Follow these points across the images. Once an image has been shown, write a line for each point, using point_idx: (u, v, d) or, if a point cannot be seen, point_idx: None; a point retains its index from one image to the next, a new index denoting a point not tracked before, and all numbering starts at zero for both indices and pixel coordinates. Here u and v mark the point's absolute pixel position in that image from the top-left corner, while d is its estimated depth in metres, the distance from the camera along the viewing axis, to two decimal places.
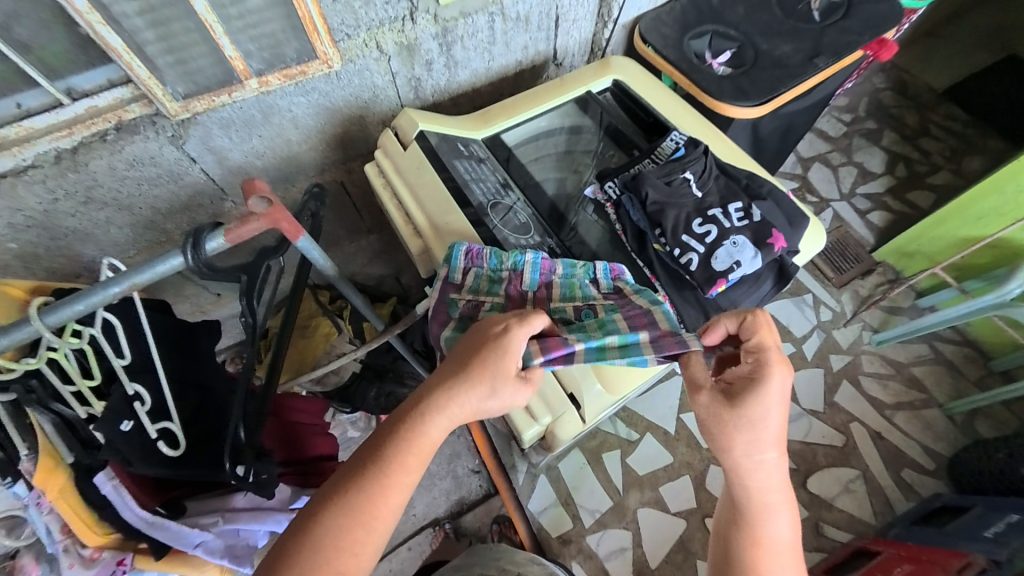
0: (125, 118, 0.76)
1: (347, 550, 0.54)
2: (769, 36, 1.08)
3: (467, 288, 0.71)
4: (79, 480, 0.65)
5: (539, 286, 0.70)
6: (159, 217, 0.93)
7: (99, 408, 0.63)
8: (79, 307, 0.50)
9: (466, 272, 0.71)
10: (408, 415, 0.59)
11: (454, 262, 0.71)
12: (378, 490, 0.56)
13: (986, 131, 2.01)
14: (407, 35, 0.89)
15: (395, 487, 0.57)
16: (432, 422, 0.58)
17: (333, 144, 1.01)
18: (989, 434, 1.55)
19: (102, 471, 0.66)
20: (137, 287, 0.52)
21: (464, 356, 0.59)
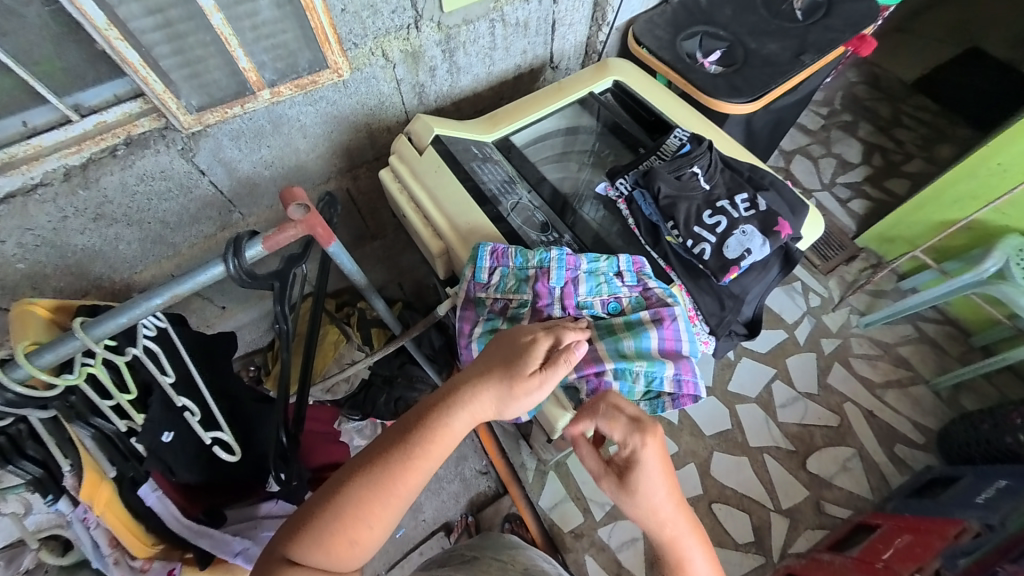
0: (135, 132, 0.76)
1: (362, 520, 0.56)
2: (757, 35, 1.13)
3: (495, 287, 0.74)
4: (125, 492, 0.67)
5: (565, 281, 0.72)
6: (168, 231, 0.92)
7: (140, 421, 0.62)
8: (122, 320, 0.52)
9: (492, 272, 0.74)
10: (438, 401, 0.62)
11: (480, 263, 0.74)
12: (400, 467, 0.58)
13: (954, 119, 2.12)
14: (413, 43, 0.91)
15: (417, 469, 0.59)
16: (460, 412, 0.60)
17: (339, 152, 1.02)
18: (973, 407, 1.63)
19: (148, 483, 0.68)
20: (178, 296, 0.53)
21: (497, 352, 0.63)
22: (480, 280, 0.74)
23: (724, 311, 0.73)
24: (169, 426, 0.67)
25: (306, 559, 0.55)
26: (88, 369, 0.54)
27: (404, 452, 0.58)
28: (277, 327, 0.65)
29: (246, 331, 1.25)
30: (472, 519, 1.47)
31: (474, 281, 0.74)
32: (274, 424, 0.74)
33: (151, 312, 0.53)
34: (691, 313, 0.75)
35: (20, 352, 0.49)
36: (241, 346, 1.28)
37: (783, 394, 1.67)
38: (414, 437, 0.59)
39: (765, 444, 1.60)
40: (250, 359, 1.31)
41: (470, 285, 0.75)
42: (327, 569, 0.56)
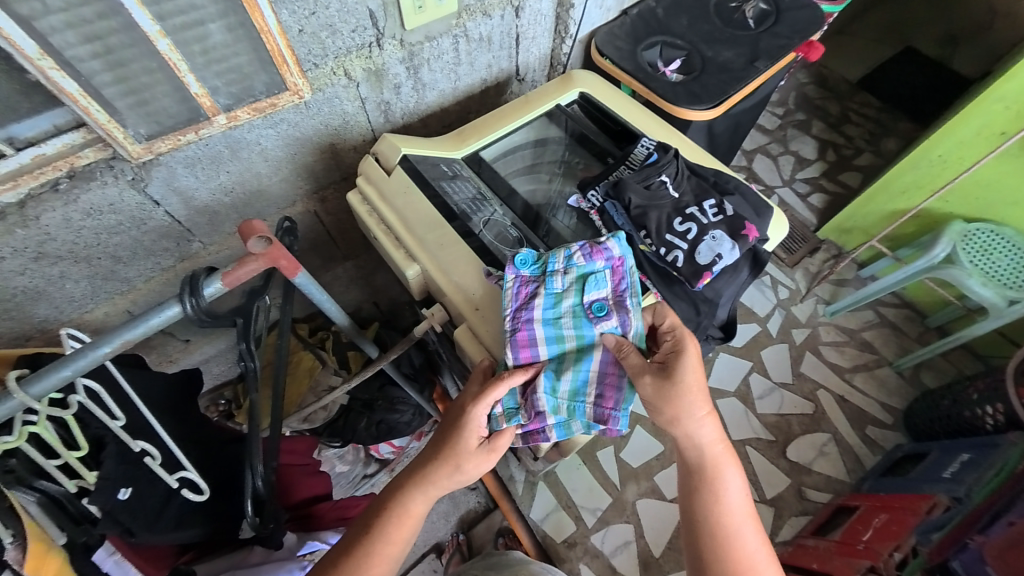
0: (77, 164, 0.70)
1: None
2: (712, 43, 1.17)
3: (573, 299, 0.69)
4: (76, 560, 0.61)
5: (519, 302, 0.70)
6: (120, 265, 0.87)
7: (93, 481, 0.58)
8: (65, 373, 0.44)
9: (568, 274, 0.70)
10: (402, 477, 0.69)
11: (552, 274, 0.70)
12: (372, 552, 0.64)
13: (896, 113, 2.26)
14: (375, 61, 0.90)
15: (383, 554, 0.65)
16: (416, 493, 0.67)
17: (303, 173, 0.98)
18: (934, 384, 1.73)
19: (102, 547, 0.64)
20: (129, 343, 0.46)
21: (438, 447, 0.69)
22: (598, 305, 0.69)
23: (699, 316, 0.74)
24: (126, 481, 0.62)
25: None
26: (28, 430, 0.48)
27: (373, 536, 0.65)
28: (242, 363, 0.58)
29: (212, 365, 1.18)
30: (463, 537, 1.45)
31: (623, 284, 0.70)
32: (247, 467, 0.64)
33: (98, 363, 0.45)
34: None
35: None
36: (209, 380, 1.22)
37: (760, 386, 1.73)
38: (380, 519, 0.66)
39: (747, 436, 1.65)
40: (218, 394, 1.24)
41: (624, 287, 0.69)
42: None
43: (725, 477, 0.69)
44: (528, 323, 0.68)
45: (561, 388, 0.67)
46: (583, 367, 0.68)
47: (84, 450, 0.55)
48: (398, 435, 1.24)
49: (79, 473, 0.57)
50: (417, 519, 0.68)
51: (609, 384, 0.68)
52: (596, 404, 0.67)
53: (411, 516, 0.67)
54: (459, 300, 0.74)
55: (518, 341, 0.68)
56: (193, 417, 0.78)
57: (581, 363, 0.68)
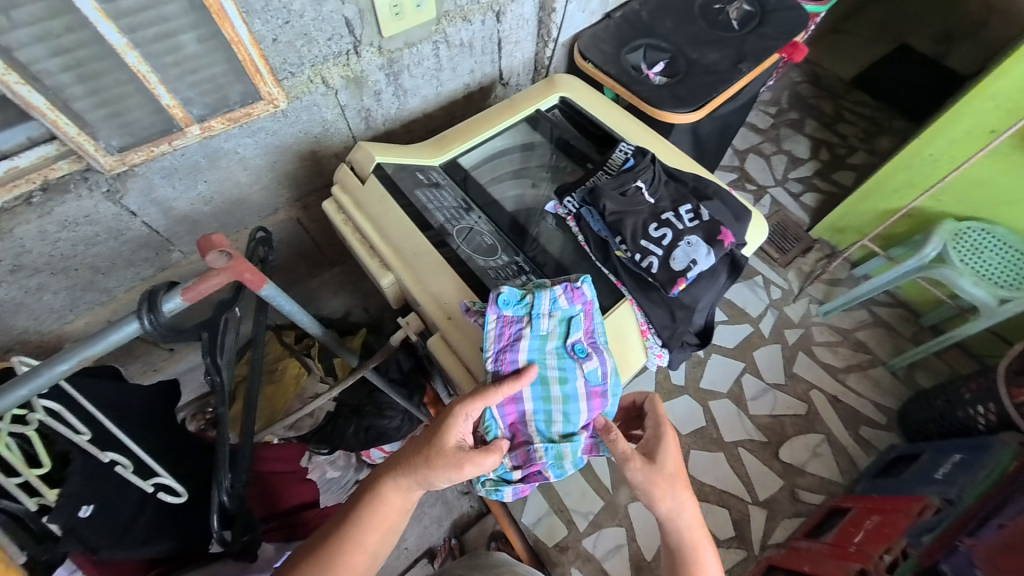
0: (52, 177, 0.70)
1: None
2: (697, 45, 1.17)
3: (556, 340, 0.70)
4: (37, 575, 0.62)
5: (503, 343, 0.68)
6: (100, 276, 0.87)
7: (54, 498, 0.61)
8: (21, 393, 0.43)
9: (551, 316, 0.70)
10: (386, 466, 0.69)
11: (537, 315, 0.69)
12: (349, 541, 0.65)
13: (890, 111, 2.25)
14: (354, 68, 0.90)
15: (361, 544, 0.65)
16: (394, 486, 0.67)
17: (284, 181, 0.98)
18: (928, 384, 1.72)
19: (63, 565, 0.65)
20: (89, 360, 0.45)
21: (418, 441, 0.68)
22: (580, 346, 0.70)
23: (676, 322, 0.74)
24: (87, 498, 0.64)
25: None
26: None
27: (350, 525, 0.66)
28: (209, 382, 0.58)
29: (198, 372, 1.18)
30: (456, 541, 1.44)
31: (597, 326, 0.71)
32: (214, 482, 0.62)
33: (54, 382, 0.44)
34: (643, 328, 0.76)
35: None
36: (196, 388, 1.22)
37: (753, 387, 1.72)
38: (360, 509, 0.67)
39: (740, 438, 1.64)
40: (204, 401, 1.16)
41: (595, 329, 0.71)
42: None
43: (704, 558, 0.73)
44: (513, 362, 0.68)
45: (554, 431, 0.69)
46: (573, 411, 0.69)
47: (46, 467, 0.57)
48: (389, 441, 1.22)
49: (39, 491, 0.59)
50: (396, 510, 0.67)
51: (597, 427, 0.70)
52: (591, 447, 0.70)
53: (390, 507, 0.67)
54: (433, 309, 0.74)
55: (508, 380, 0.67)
56: (170, 427, 0.78)
57: (569, 407, 0.69)
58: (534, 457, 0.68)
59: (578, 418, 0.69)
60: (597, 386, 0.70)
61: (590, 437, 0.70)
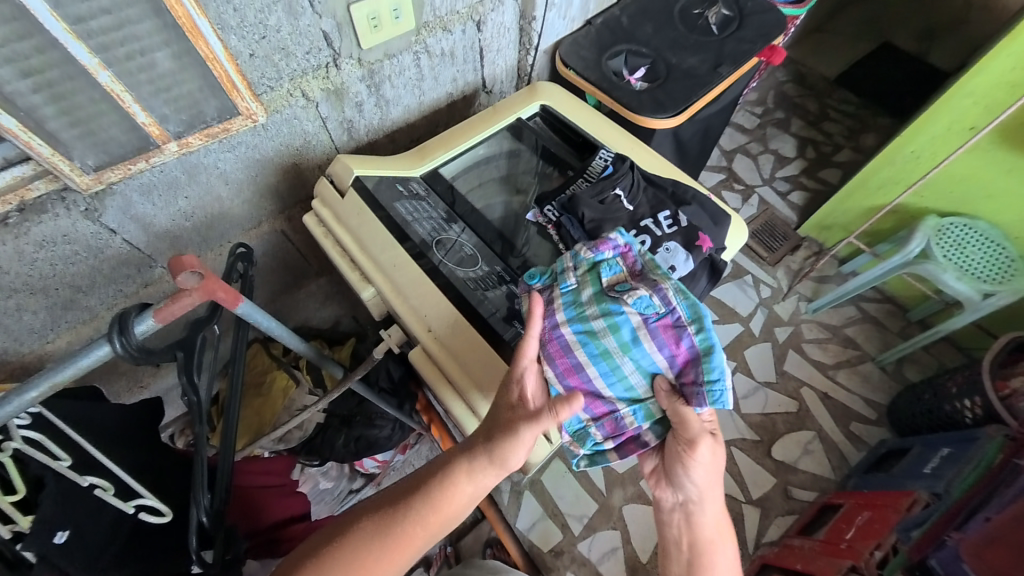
0: (28, 197, 0.70)
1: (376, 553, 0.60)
2: (677, 50, 1.18)
3: (591, 289, 0.65)
4: None
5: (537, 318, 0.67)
6: (80, 294, 0.86)
7: (26, 524, 0.60)
8: None
9: (578, 269, 0.67)
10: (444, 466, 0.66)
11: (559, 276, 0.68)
12: (409, 517, 0.63)
13: (874, 109, 2.28)
14: (333, 80, 0.90)
15: (424, 522, 0.63)
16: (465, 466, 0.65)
17: (266, 194, 0.98)
18: (917, 378, 1.74)
19: None
20: (59, 386, 0.45)
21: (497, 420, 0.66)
22: (620, 284, 0.64)
23: None
24: (63, 524, 0.63)
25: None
26: None
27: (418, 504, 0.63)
28: (185, 401, 0.57)
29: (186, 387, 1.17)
30: (451, 549, 1.43)
31: (638, 260, 0.66)
32: (193, 503, 0.62)
33: (23, 409, 0.44)
34: None
35: None
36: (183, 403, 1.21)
37: (744, 386, 1.73)
38: (426, 489, 0.65)
39: (732, 437, 1.65)
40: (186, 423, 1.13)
41: (639, 263, 0.66)
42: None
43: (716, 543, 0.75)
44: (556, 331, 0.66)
45: (636, 389, 0.63)
46: (642, 357, 0.61)
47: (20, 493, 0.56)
48: (379, 450, 1.23)
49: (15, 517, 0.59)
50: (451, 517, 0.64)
51: (683, 365, 0.60)
52: (683, 390, 0.61)
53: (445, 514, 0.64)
54: (413, 321, 0.74)
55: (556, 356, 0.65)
56: (150, 445, 0.78)
57: (634, 353, 0.61)
58: (621, 424, 0.66)
59: (655, 363, 0.61)
60: (663, 320, 0.61)
61: (684, 384, 0.61)
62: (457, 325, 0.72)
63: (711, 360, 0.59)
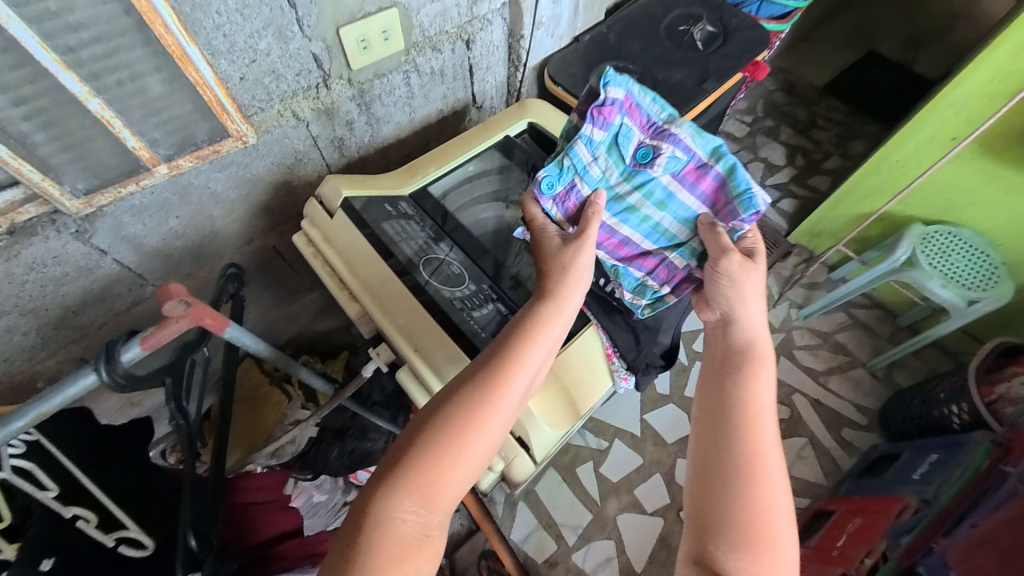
0: (19, 221, 0.70)
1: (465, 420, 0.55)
2: (663, 66, 1.21)
3: (618, 165, 0.75)
4: None
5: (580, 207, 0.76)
6: (71, 314, 0.86)
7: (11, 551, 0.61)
8: None
9: (600, 154, 0.75)
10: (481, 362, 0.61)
11: (585, 167, 0.75)
12: (487, 380, 0.58)
13: (861, 116, 2.32)
14: (324, 100, 0.91)
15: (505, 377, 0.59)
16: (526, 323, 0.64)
17: (257, 212, 0.99)
18: (907, 383, 1.76)
19: None
20: (45, 415, 0.46)
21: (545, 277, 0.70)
22: (642, 151, 0.74)
23: (639, 345, 0.80)
24: (49, 552, 0.63)
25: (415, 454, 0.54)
26: None
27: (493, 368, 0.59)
28: (175, 425, 0.58)
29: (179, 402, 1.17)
30: (447, 560, 1.44)
31: (648, 120, 0.74)
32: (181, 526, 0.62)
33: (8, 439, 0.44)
34: (609, 350, 0.81)
35: None
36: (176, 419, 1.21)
37: None
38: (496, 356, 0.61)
39: None
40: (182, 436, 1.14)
41: (649, 121, 0.74)
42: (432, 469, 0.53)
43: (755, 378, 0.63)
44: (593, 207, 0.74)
45: (678, 233, 0.74)
46: (676, 201, 0.73)
47: None
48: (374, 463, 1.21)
49: None
50: (507, 411, 0.57)
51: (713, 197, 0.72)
52: (717, 215, 0.72)
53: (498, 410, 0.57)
54: (401, 339, 0.75)
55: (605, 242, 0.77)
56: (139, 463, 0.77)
57: (670, 200, 0.73)
58: (672, 268, 0.75)
59: (688, 201, 0.73)
60: (687, 166, 0.73)
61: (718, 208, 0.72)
62: (442, 345, 0.73)
63: (735, 177, 0.70)
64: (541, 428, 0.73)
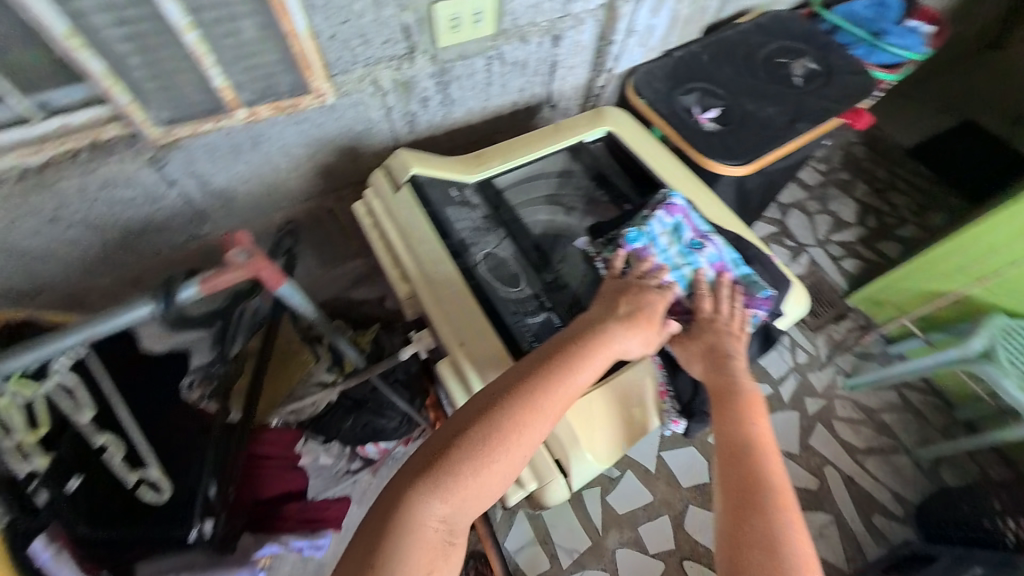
0: (100, 137, 0.73)
1: (495, 445, 0.54)
2: (754, 97, 1.14)
3: (679, 245, 0.77)
4: (16, 547, 0.64)
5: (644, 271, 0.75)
6: (130, 237, 0.88)
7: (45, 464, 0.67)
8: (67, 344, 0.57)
9: (665, 233, 0.77)
10: (523, 372, 0.60)
11: (655, 236, 0.76)
12: (527, 404, 0.57)
13: (948, 187, 2.14)
14: (404, 73, 0.91)
15: (540, 409, 0.57)
16: (575, 362, 0.61)
17: (320, 172, 0.99)
18: (955, 483, 1.59)
19: (40, 538, 0.67)
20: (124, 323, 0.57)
21: (615, 306, 0.68)
22: (693, 240, 0.78)
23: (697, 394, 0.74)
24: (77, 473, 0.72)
25: (450, 464, 0.53)
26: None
27: (530, 393, 0.57)
28: None
29: None
30: None
31: (697, 222, 0.80)
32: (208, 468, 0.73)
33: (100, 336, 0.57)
34: (662, 390, 0.76)
35: None
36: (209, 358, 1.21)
37: None
38: (537, 376, 0.59)
39: None
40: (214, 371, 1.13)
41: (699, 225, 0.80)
42: (454, 486, 0.52)
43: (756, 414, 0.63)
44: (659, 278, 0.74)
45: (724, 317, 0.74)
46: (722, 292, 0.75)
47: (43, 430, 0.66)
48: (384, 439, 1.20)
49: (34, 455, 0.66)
50: (541, 427, 0.56)
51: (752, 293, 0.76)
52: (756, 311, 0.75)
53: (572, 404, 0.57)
54: (446, 330, 0.72)
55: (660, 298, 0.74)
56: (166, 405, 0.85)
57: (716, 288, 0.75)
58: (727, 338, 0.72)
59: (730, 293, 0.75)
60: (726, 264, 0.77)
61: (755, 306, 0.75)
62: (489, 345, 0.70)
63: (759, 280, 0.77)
64: (583, 456, 0.69)
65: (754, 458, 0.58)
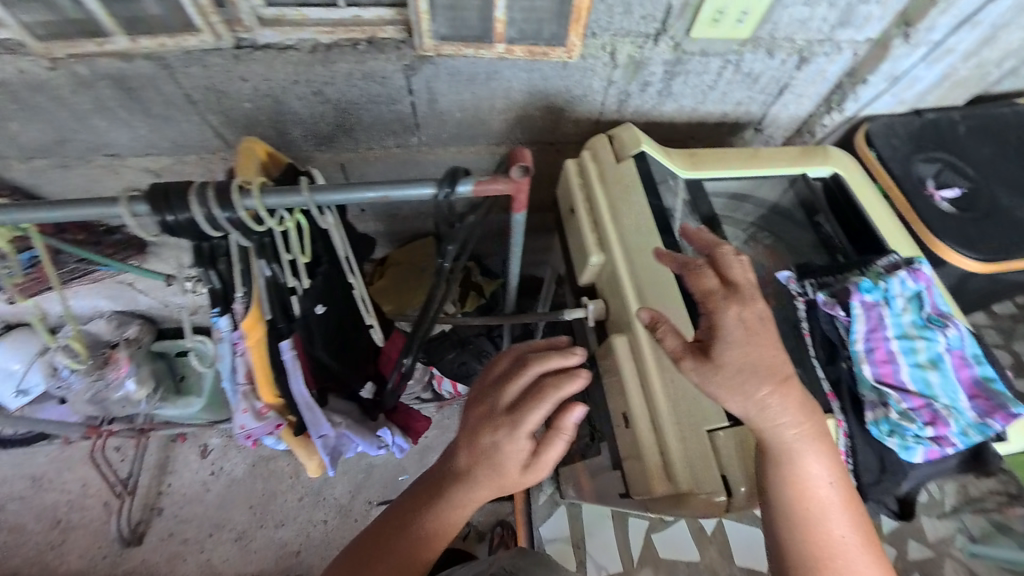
0: (378, 35, 0.84)
1: (412, 544, 0.68)
2: (1014, 192, 0.96)
3: (914, 315, 0.71)
4: (270, 341, 0.74)
5: (870, 326, 0.70)
6: (358, 127, 0.99)
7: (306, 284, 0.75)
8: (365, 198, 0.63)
9: (903, 297, 0.71)
10: (429, 478, 0.70)
11: (893, 296, 0.71)
12: (431, 506, 0.68)
13: None
14: (643, 52, 0.91)
15: (442, 512, 0.67)
16: (464, 467, 0.67)
17: (524, 123, 1.03)
18: None
19: (288, 340, 0.76)
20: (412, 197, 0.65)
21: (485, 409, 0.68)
22: (932, 316, 0.72)
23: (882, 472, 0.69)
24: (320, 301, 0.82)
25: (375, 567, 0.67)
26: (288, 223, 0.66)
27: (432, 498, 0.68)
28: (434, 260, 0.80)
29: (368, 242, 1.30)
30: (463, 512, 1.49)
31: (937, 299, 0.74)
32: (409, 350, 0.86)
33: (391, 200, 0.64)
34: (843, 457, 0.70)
35: (256, 189, 0.60)
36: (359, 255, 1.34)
37: None
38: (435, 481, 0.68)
39: None
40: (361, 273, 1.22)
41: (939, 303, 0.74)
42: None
43: (824, 513, 0.59)
44: (885, 341, 0.70)
45: (940, 404, 0.68)
46: (946, 379, 0.69)
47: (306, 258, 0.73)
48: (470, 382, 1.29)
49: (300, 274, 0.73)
50: (441, 523, 0.67)
51: (976, 392, 0.70)
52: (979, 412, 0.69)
53: (544, 452, 0.65)
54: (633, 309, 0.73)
55: (880, 360, 0.69)
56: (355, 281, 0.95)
57: (941, 374, 0.69)
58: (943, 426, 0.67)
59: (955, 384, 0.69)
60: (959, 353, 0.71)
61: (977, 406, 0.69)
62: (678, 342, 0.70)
63: (990, 382, 0.70)
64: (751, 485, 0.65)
65: (818, 550, 0.59)
